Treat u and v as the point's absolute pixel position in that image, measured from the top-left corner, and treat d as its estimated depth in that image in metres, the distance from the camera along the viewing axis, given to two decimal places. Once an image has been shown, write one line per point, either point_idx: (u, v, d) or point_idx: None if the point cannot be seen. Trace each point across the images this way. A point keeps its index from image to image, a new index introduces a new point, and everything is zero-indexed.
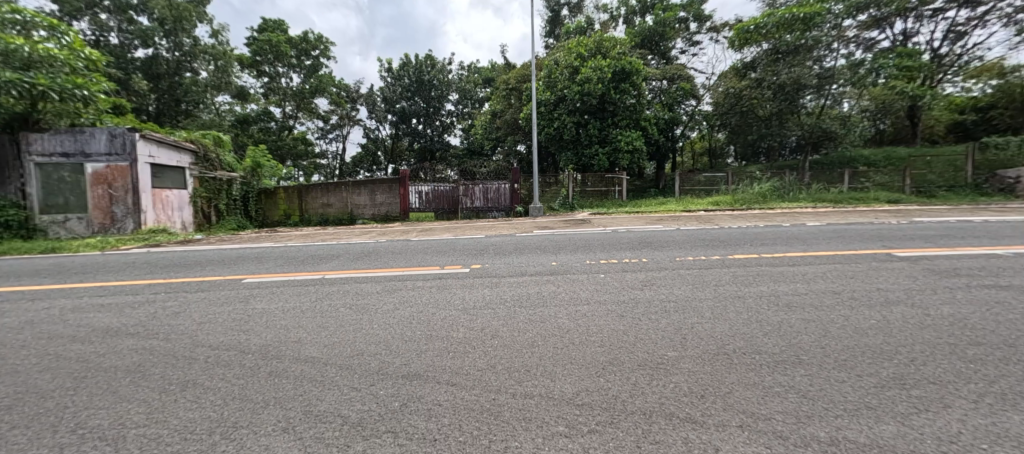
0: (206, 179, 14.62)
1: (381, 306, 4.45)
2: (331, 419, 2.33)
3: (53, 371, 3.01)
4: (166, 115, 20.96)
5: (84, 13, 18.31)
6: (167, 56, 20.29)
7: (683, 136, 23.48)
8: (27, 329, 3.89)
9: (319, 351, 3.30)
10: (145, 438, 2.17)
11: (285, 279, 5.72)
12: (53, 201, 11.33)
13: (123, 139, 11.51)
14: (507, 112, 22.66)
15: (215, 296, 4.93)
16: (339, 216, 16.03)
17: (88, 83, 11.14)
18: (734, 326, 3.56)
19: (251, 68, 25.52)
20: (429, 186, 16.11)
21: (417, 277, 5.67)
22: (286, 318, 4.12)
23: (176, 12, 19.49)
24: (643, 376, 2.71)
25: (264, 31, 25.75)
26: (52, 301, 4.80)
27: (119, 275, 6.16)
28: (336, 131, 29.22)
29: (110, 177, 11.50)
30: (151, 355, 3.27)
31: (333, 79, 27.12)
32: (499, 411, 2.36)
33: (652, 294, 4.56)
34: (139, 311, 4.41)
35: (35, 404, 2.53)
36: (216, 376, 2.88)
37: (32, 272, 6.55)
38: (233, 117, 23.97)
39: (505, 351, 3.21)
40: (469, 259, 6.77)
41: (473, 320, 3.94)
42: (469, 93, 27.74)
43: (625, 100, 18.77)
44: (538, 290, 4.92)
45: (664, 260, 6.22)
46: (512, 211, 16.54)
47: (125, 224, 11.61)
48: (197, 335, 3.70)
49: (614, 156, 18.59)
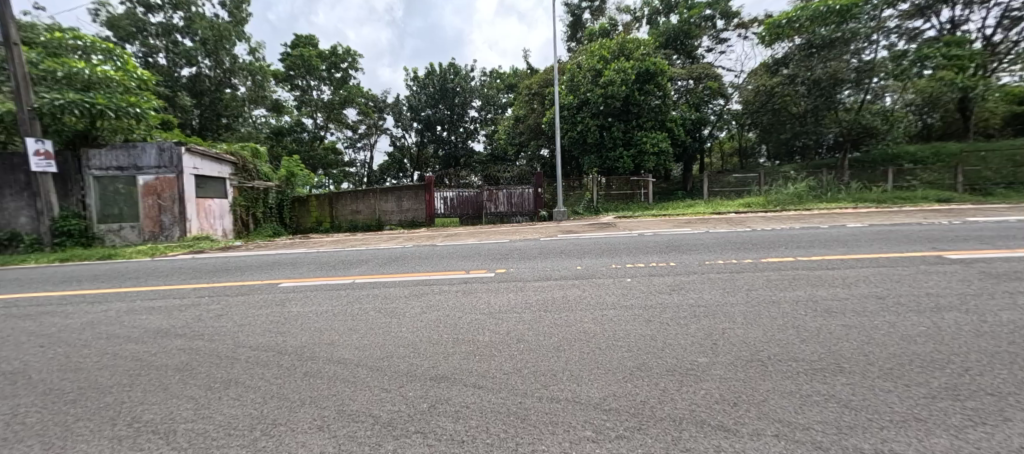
0: (245, 189, 15.39)
1: (409, 309, 4.55)
2: (363, 418, 2.41)
3: (111, 369, 3.24)
4: (208, 129, 22.13)
5: (136, 37, 19.74)
6: (209, 73, 21.48)
7: (711, 136, 22.98)
8: (88, 330, 4.20)
9: (351, 353, 3.42)
10: (194, 433, 2.30)
11: (317, 283, 5.95)
12: (109, 212, 12.18)
13: (170, 153, 12.25)
14: (530, 117, 22.75)
15: (253, 300, 5.17)
16: (368, 222, 16.46)
17: (140, 102, 12.02)
18: (768, 332, 3.43)
19: (285, 82, 26.75)
20: (453, 191, 16.37)
21: (443, 281, 5.78)
22: (320, 321, 4.29)
23: (216, 32, 20.76)
24: (672, 382, 2.65)
25: (297, 47, 26.92)
26: (108, 305, 5.16)
27: (168, 279, 6.58)
28: (364, 140, 30.03)
29: (159, 188, 12.28)
30: (198, 355, 3.46)
31: (361, 90, 28.04)
32: (526, 415, 2.37)
33: (680, 299, 4.47)
34: (186, 313, 4.69)
35: (96, 399, 2.73)
36: (256, 376, 3.03)
37: (87, 278, 7.02)
38: (268, 130, 25.05)
39: (531, 355, 3.23)
40: (495, 264, 6.82)
41: (498, 324, 3.98)
42: (492, 100, 28.00)
43: (650, 102, 18.55)
44: (564, 294, 4.90)
45: (692, 264, 6.05)
46: (535, 215, 16.66)
47: (172, 232, 12.39)
48: (239, 336, 3.90)
49: (639, 159, 18.30)
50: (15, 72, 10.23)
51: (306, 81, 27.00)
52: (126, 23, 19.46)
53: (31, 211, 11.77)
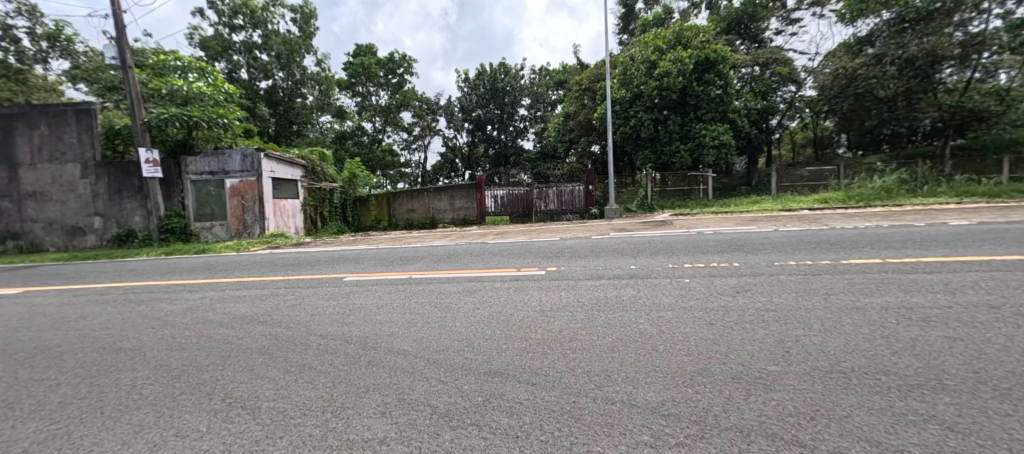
0: (313, 190, 16.64)
1: (462, 305, 4.68)
2: (422, 408, 2.51)
3: (207, 349, 3.65)
4: (282, 136, 24.17)
5: (223, 55, 21.98)
6: (282, 85, 23.44)
7: (780, 126, 21.19)
8: (189, 315, 4.78)
9: (409, 345, 3.57)
10: (275, 411, 2.53)
11: (378, 278, 6.29)
12: (202, 212, 13.70)
13: (252, 158, 13.55)
14: (580, 113, 22.35)
15: (322, 292, 5.58)
16: (422, 220, 17.05)
17: (227, 113, 13.53)
18: (851, 341, 3.12)
19: (347, 89, 28.51)
20: (503, 189, 16.52)
21: (495, 278, 5.86)
22: (381, 313, 4.53)
23: (289, 46, 22.66)
24: (738, 390, 2.49)
25: (357, 55, 28.53)
26: (203, 294, 5.81)
27: (250, 272, 7.29)
28: (418, 141, 31.08)
29: (243, 190, 13.64)
30: (277, 340, 3.80)
31: (416, 93, 29.15)
32: (580, 415, 2.34)
33: (745, 302, 4.18)
34: (266, 302, 5.18)
35: (196, 376, 3.09)
36: (326, 362, 3.26)
37: (186, 270, 7.96)
38: (333, 134, 26.83)
39: (584, 354, 3.18)
40: (547, 262, 6.81)
41: (550, 322, 3.97)
42: (541, 97, 27.97)
43: (709, 92, 17.46)
44: (618, 293, 4.78)
45: (759, 265, 5.62)
46: (586, 213, 16.37)
47: (253, 229, 13.71)
48: (311, 325, 4.23)
49: (698, 153, 17.27)
50: (129, 90, 11.78)
51: (366, 87, 28.56)
52: (215, 43, 21.75)
53: (143, 212, 13.54)
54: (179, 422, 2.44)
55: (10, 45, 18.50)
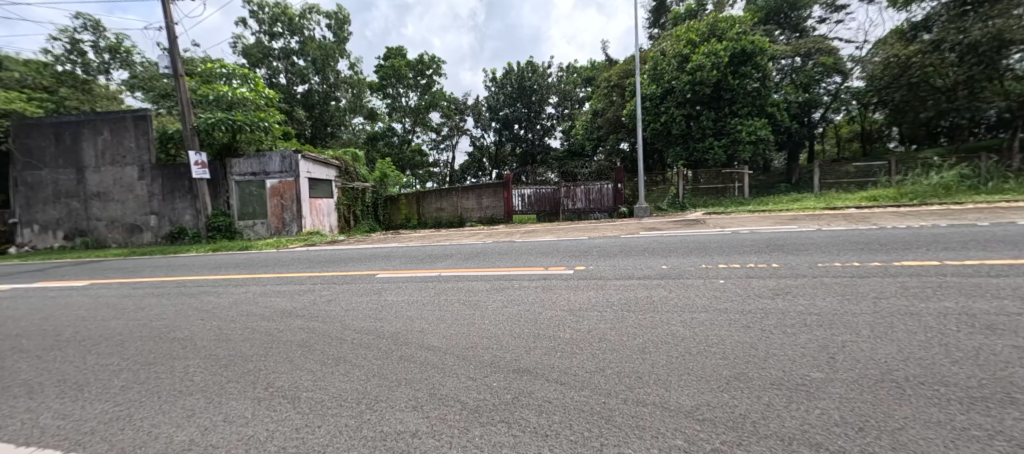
0: (347, 190, 17.20)
1: (491, 303, 4.71)
2: (452, 403, 2.55)
3: (250, 341, 3.85)
4: (318, 138, 25.08)
5: (264, 62, 23.05)
6: (318, 89, 24.34)
7: (823, 120, 20.04)
8: (234, 308, 5.05)
9: (439, 341, 3.63)
10: (313, 401, 2.64)
11: (408, 276, 6.42)
12: (245, 210, 14.45)
13: (290, 160, 14.13)
14: (609, 110, 21.99)
15: (356, 288, 5.76)
16: (451, 219, 17.26)
17: (268, 116, 14.33)
18: (904, 348, 2.91)
19: (378, 91, 29.25)
20: (530, 188, 16.49)
21: (523, 277, 5.87)
22: (411, 310, 4.62)
23: (324, 51, 23.65)
24: (779, 397, 2.38)
25: (388, 58, 29.21)
26: (246, 288, 6.12)
27: (288, 268, 7.63)
28: (447, 141, 31.46)
29: (282, 190, 14.27)
30: (314, 334, 3.96)
31: (444, 94, 29.53)
32: (610, 416, 2.30)
33: (785, 305, 3.99)
34: (304, 297, 5.40)
35: (241, 365, 3.27)
36: (360, 356, 3.37)
37: (230, 266, 8.41)
38: (365, 136, 27.59)
39: (614, 355, 3.14)
40: (575, 261, 6.76)
41: (579, 322, 3.93)
42: (569, 95, 27.77)
43: (746, 85, 16.74)
44: (648, 294, 4.67)
45: (800, 266, 5.36)
46: (615, 212, 16.10)
47: (291, 228, 14.30)
48: (346, 320, 4.37)
49: (733, 149, 16.61)
50: (181, 97, 12.54)
51: (396, 89, 29.21)
52: (256, 50, 22.84)
53: (192, 211, 14.36)
54: (226, 408, 2.58)
55: (77, 58, 20.13)
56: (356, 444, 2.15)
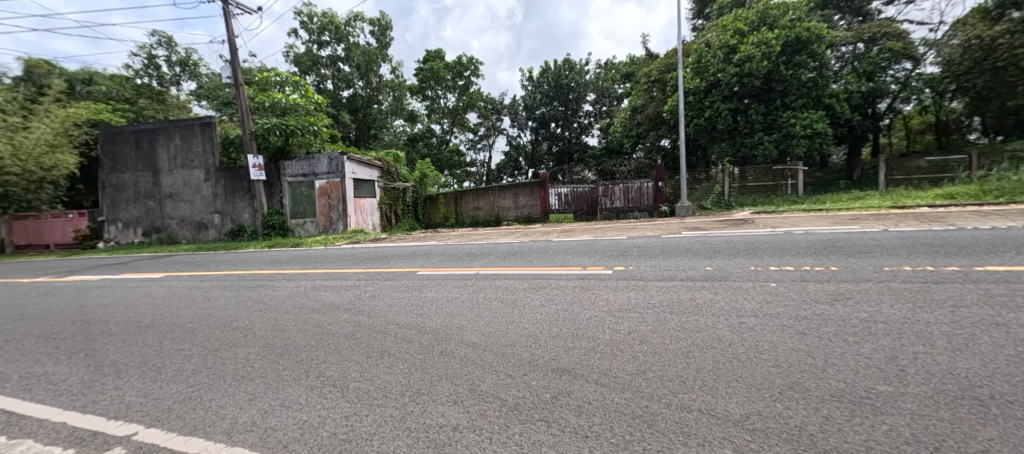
0: (389, 189, 17.81)
1: (528, 301, 4.72)
2: (491, 399, 2.58)
3: (302, 332, 4.08)
4: (362, 140, 26.11)
5: (313, 69, 24.33)
6: (362, 93, 25.39)
7: (891, 110, 18.34)
8: (287, 300, 5.37)
9: (478, 338, 3.68)
10: (360, 391, 2.76)
11: (447, 273, 6.56)
12: (297, 210, 15.31)
13: (337, 161, 14.81)
14: (649, 107, 21.34)
15: (398, 284, 5.96)
16: (488, 218, 17.40)
17: (317, 121, 15.48)
18: (989, 363, 2.62)
19: (418, 94, 30.04)
20: (567, 187, 16.33)
21: (560, 277, 5.82)
22: (451, 306, 4.73)
23: (367, 56, 24.56)
24: (841, 410, 2.22)
25: (427, 61, 29.92)
26: (298, 282, 6.49)
27: (335, 264, 8.02)
28: (484, 141, 31.74)
29: (329, 190, 14.97)
30: (360, 327, 4.13)
31: (482, 94, 29.81)
32: (653, 420, 2.24)
33: (846, 311, 3.71)
34: (350, 292, 5.65)
35: (295, 354, 3.47)
36: (403, 350, 3.48)
37: (283, 261, 8.95)
38: (405, 137, 28.40)
39: (656, 358, 3.05)
40: (614, 261, 6.63)
41: (619, 323, 3.85)
42: (607, 92, 27.26)
43: (801, 76, 15.63)
44: (691, 296, 4.51)
45: (863, 270, 4.95)
46: (656, 211, 15.62)
47: (338, 226, 14.98)
48: (389, 314, 4.53)
49: (786, 144, 15.60)
50: (241, 104, 13.49)
51: (435, 91, 29.87)
52: (306, 58, 24.14)
53: (250, 210, 15.39)
54: (282, 394, 2.75)
55: (153, 72, 22.19)
56: (400, 435, 2.22)
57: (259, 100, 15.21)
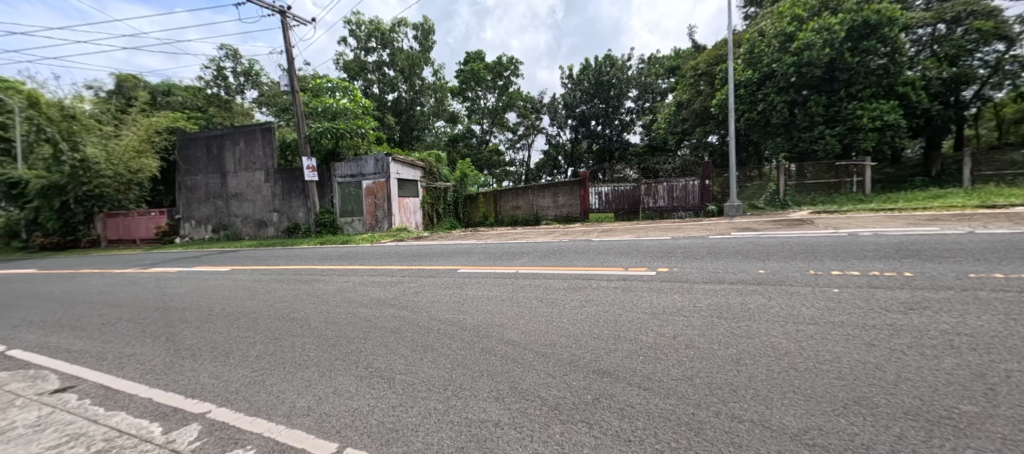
0: (431, 189, 18.29)
1: (568, 301, 4.68)
2: (532, 398, 2.58)
3: (352, 324, 4.28)
4: (405, 141, 26.95)
5: (360, 74, 25.42)
6: (405, 96, 26.25)
7: (979, 98, 16.36)
8: (338, 295, 5.66)
9: (519, 337, 3.70)
10: (405, 383, 2.86)
11: (487, 271, 6.63)
12: (346, 208, 16.08)
13: (382, 162, 15.38)
14: (695, 102, 20.42)
15: (441, 281, 6.10)
16: (527, 217, 17.40)
17: (364, 124, 16.38)
18: None
19: (459, 95, 30.58)
20: (608, 186, 16.03)
21: (601, 277, 5.72)
22: (492, 304, 4.78)
23: (411, 60, 25.36)
24: (915, 429, 2.03)
25: (468, 62, 30.38)
26: (347, 278, 6.82)
27: (381, 261, 8.34)
28: (523, 140, 31.70)
29: (375, 190, 15.59)
30: (404, 322, 4.28)
31: (521, 93, 29.82)
32: (701, 428, 2.16)
33: (921, 321, 3.38)
34: (396, 288, 5.85)
35: (345, 345, 3.66)
36: (445, 345, 3.57)
37: (333, 257, 9.43)
38: (446, 138, 28.98)
39: (704, 364, 2.93)
40: (658, 262, 6.42)
41: (663, 326, 3.73)
42: (650, 87, 26.41)
43: (869, 63, 14.34)
44: (742, 300, 4.28)
45: (942, 277, 4.48)
46: (702, 211, 14.92)
47: (383, 224, 15.57)
48: (432, 311, 4.66)
49: (851, 138, 14.37)
50: (297, 110, 14.39)
51: (475, 92, 30.27)
52: (354, 64, 25.26)
53: (304, 209, 16.34)
54: (334, 383, 2.91)
55: (221, 82, 24.15)
56: (443, 427, 2.29)
57: (313, 105, 16.21)
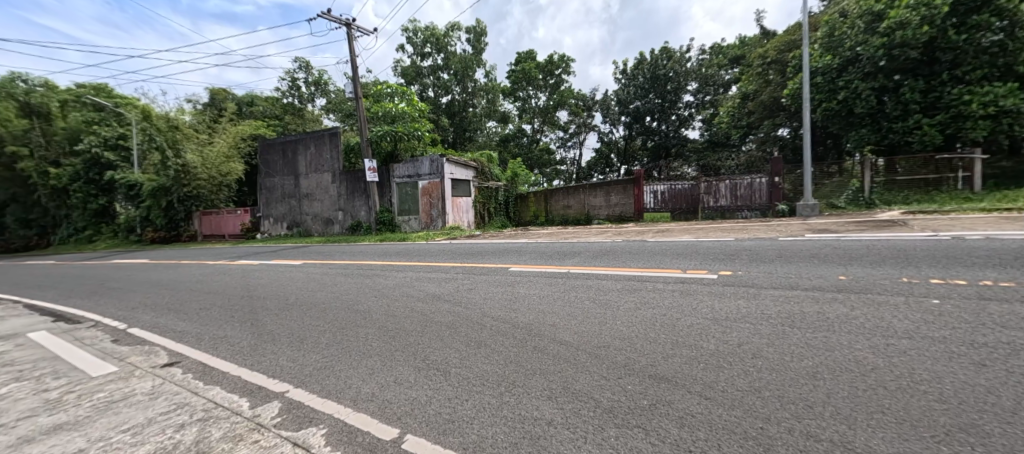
0: (482, 188, 18.60)
1: (622, 303, 4.56)
2: (586, 399, 2.55)
3: (410, 318, 4.48)
4: (458, 142, 27.67)
5: (417, 79, 26.50)
6: (458, 99, 26.95)
7: None
8: (396, 289, 5.95)
9: (570, 337, 3.67)
10: (459, 377, 2.94)
11: (539, 270, 6.64)
12: (403, 207, 16.83)
13: (437, 163, 15.92)
14: (762, 93, 18.93)
15: (493, 279, 6.20)
16: (578, 216, 17.15)
17: (420, 126, 17.11)
18: None
19: (510, 96, 30.82)
20: (665, 184, 15.39)
21: (657, 279, 5.51)
22: (544, 303, 4.78)
23: (464, 64, 26.08)
24: None
25: (519, 62, 30.53)
26: (405, 273, 7.14)
27: (436, 258, 8.64)
28: (574, 139, 31.24)
29: (430, 190, 16.17)
30: (459, 318, 4.40)
31: (572, 91, 29.43)
32: (771, 444, 2.00)
33: None
34: (450, 284, 6.05)
35: (404, 338, 3.83)
36: (498, 342, 3.63)
37: (392, 254, 9.91)
38: (497, 138, 29.32)
39: (773, 375, 2.72)
40: (720, 264, 6.07)
41: (726, 333, 3.51)
42: (711, 79, 24.93)
43: (980, 40, 12.43)
44: (817, 309, 3.91)
45: None
46: (770, 210, 13.84)
47: (437, 223, 16.11)
48: (486, 308, 4.75)
49: (955, 128, 12.61)
50: (359, 115, 15.25)
51: (526, 92, 30.35)
52: (412, 70, 26.36)
53: (366, 208, 17.33)
54: (394, 372, 3.06)
55: (295, 91, 26.29)
56: (497, 422, 2.33)
57: (374, 110, 17.21)
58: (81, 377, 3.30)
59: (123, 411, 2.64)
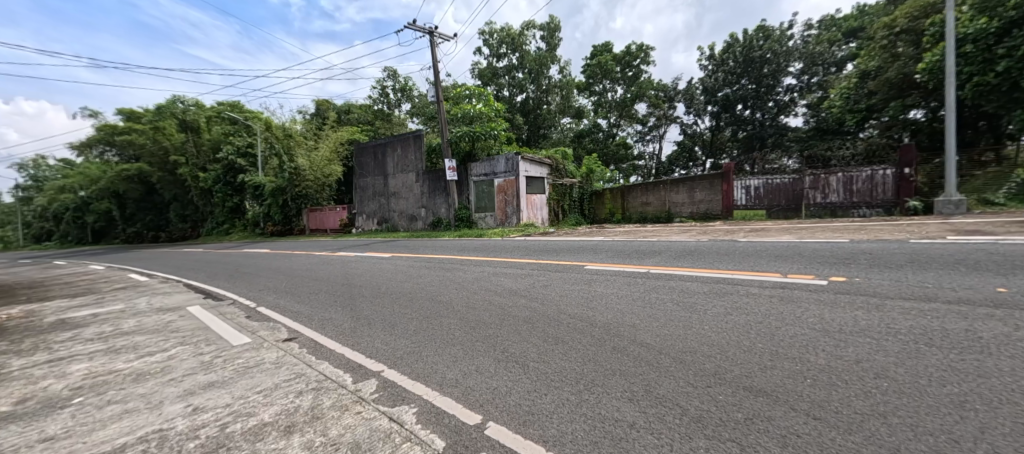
0: (557, 186, 18.47)
1: (710, 307, 4.23)
2: (671, 405, 2.42)
3: (488, 311, 4.61)
4: (533, 140, 27.89)
5: (493, 80, 27.27)
6: (533, 97, 27.14)
7: None
8: (474, 283, 6.16)
9: (652, 339, 3.51)
10: (537, 372, 2.97)
11: (617, 269, 6.43)
12: (481, 205, 17.42)
13: (513, 161, 16.16)
14: (886, 69, 16.22)
15: (569, 276, 6.15)
16: (658, 214, 16.28)
17: (496, 126, 17.53)
18: None
19: (586, 90, 30.21)
20: (759, 179, 13.94)
21: (752, 283, 5.01)
22: (622, 303, 4.62)
23: (540, 61, 26.29)
24: None
25: (595, 56, 29.80)
26: (483, 268, 7.38)
27: (512, 254, 8.79)
28: (654, 132, 29.64)
29: (506, 188, 16.48)
30: (535, 313, 4.43)
31: (652, 82, 27.96)
32: None
33: None
34: (527, 280, 6.12)
35: (483, 330, 3.96)
36: (576, 340, 3.58)
37: (470, 249, 10.30)
38: (572, 134, 28.93)
39: (903, 400, 2.33)
40: (831, 269, 5.33)
41: (840, 347, 3.09)
42: (819, 58, 22.01)
43: None
44: (964, 326, 3.26)
45: None
46: (897, 207, 11.85)
47: (512, 219, 16.38)
48: (562, 305, 4.72)
49: None
50: (440, 117, 16.05)
51: (602, 85, 29.53)
52: (489, 71, 27.19)
53: (446, 205, 18.22)
54: (473, 362, 3.18)
55: (385, 98, 28.55)
56: (576, 419, 2.31)
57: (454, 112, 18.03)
58: (225, 345, 3.96)
59: (256, 376, 3.11)
